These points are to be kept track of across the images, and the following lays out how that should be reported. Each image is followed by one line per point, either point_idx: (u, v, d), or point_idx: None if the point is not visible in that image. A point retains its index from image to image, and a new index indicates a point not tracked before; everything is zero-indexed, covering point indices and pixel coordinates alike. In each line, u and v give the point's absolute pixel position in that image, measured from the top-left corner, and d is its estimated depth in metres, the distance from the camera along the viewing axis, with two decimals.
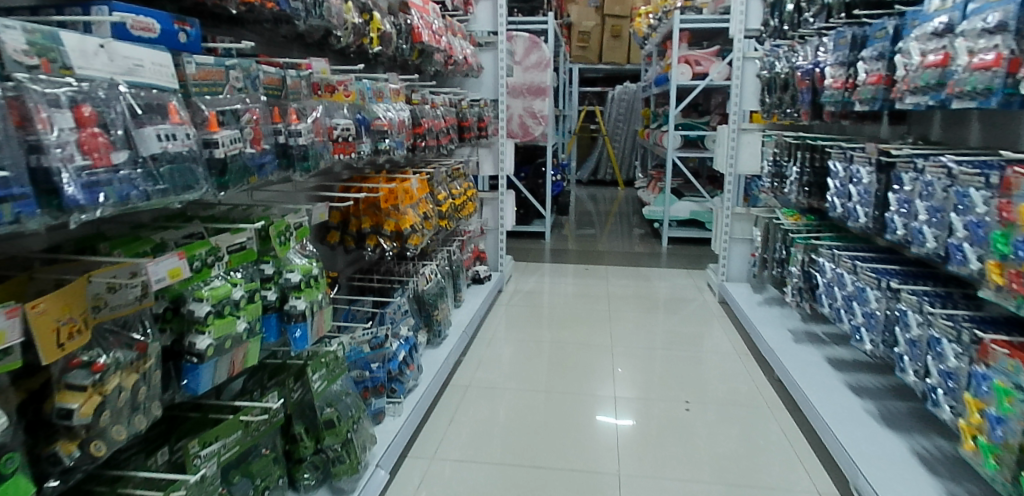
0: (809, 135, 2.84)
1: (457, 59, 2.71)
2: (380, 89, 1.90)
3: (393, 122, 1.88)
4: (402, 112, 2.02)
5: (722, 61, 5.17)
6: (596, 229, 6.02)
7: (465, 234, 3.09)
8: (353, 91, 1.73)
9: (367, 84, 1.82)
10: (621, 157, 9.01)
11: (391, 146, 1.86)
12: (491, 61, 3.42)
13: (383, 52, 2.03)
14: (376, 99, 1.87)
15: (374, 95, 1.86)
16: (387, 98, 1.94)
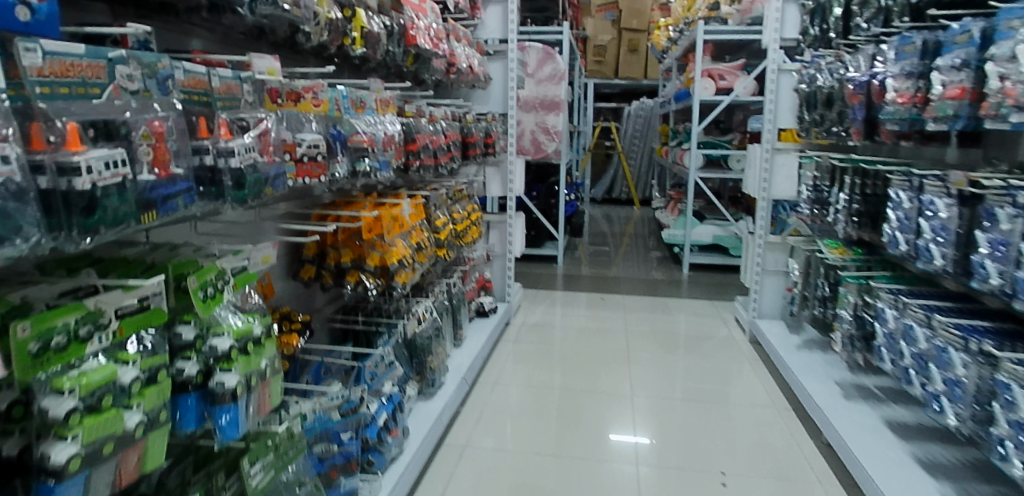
0: (857, 157, 2.50)
1: (461, 67, 2.42)
2: (362, 99, 1.60)
3: (376, 138, 1.57)
4: (391, 126, 1.72)
5: (748, 75, 4.87)
6: (611, 252, 5.69)
7: (468, 262, 2.77)
8: (326, 100, 1.43)
9: (346, 92, 1.52)
10: (637, 175, 8.71)
11: (374, 167, 1.55)
12: (500, 71, 3.13)
13: (370, 55, 1.74)
14: (357, 111, 1.56)
15: (354, 105, 1.56)
16: (371, 110, 1.64)
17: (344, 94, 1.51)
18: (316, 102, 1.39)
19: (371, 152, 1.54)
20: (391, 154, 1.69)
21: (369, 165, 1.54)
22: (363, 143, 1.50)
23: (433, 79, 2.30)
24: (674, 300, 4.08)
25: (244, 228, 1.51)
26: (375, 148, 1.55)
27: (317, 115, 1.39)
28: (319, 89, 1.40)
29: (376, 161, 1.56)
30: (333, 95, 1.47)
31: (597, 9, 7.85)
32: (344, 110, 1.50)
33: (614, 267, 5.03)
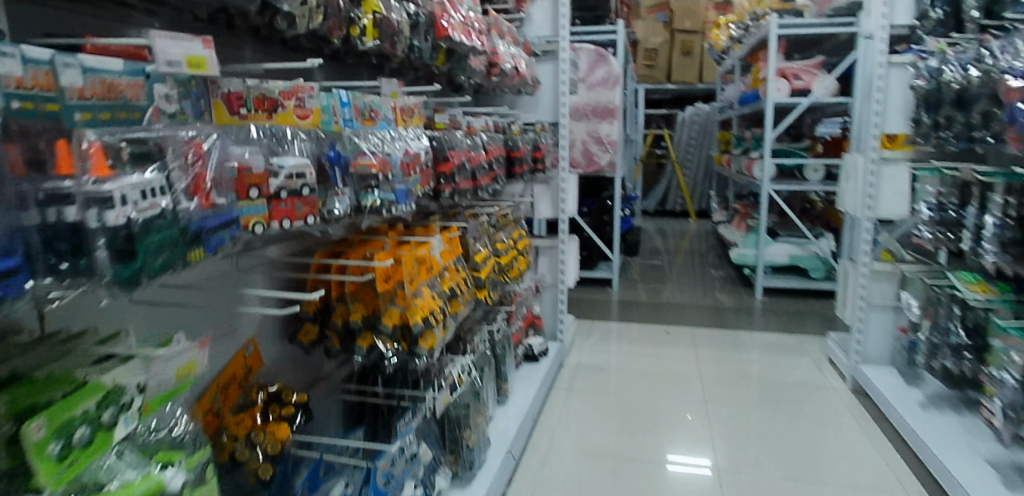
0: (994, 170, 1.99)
1: (505, 69, 2.01)
2: (373, 108, 1.20)
3: (392, 159, 1.16)
4: (413, 143, 1.31)
5: (828, 74, 4.34)
6: (668, 272, 5.18)
7: (515, 299, 2.34)
8: (317, 108, 1.03)
9: (350, 97, 1.12)
10: (693, 186, 8.15)
11: (389, 199, 1.14)
12: (550, 74, 2.71)
13: (387, 51, 1.34)
14: (365, 123, 1.16)
15: (361, 117, 1.16)
16: (385, 122, 1.24)
17: (345, 99, 1.11)
18: (304, 113, 0.99)
19: (384, 179, 1.13)
20: (413, 180, 1.27)
21: (384, 197, 1.13)
22: (373, 167, 1.09)
23: (470, 83, 1.90)
24: (748, 333, 3.56)
25: (217, 284, 1.13)
26: (390, 175, 1.14)
27: (304, 129, 0.99)
28: (308, 94, 1.00)
29: (391, 191, 1.15)
30: (330, 101, 1.07)
31: (648, 10, 7.36)
32: (344, 123, 1.10)
33: (675, 291, 4.53)
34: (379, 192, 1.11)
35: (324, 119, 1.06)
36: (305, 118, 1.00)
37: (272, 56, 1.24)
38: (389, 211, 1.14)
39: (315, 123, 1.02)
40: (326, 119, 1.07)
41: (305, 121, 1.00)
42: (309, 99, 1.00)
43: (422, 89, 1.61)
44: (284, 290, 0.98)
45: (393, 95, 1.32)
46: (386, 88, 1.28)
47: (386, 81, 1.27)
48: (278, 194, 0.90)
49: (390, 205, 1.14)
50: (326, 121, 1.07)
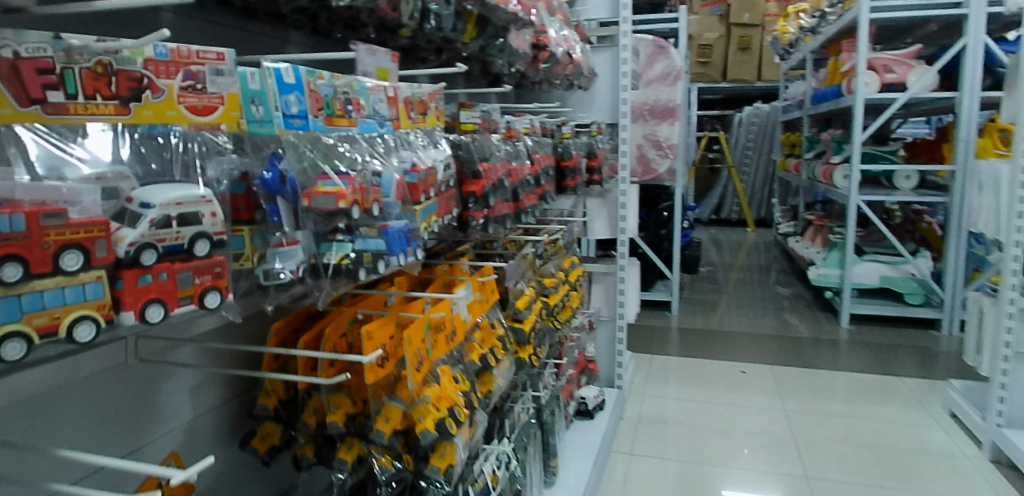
0: None
1: (555, 56, 1.55)
2: (353, 97, 0.71)
3: (383, 180, 0.71)
4: (416, 159, 0.89)
5: (927, 66, 3.68)
6: (732, 291, 4.60)
7: (567, 342, 1.87)
8: (234, 96, 0.56)
9: (307, 76, 0.63)
10: (751, 193, 7.47)
11: (377, 252, 0.66)
12: (609, 64, 2.24)
13: (385, 15, 0.92)
14: (334, 123, 0.67)
15: (330, 112, 0.66)
16: (372, 121, 0.76)
17: (298, 79, 0.62)
18: (208, 106, 0.53)
19: (368, 216, 0.67)
20: (421, 209, 0.83)
21: (366, 248, 0.65)
22: (348, 197, 0.62)
23: (511, 71, 1.45)
24: (839, 373, 3.00)
25: (100, 385, 0.75)
26: (377, 209, 0.68)
27: (210, 141, 0.61)
28: (209, 66, 0.53)
29: (380, 235, 0.66)
30: (266, 83, 0.59)
31: (702, 2, 6.73)
32: (292, 125, 0.61)
33: (741, 315, 3.98)
34: (358, 239, 0.65)
35: (251, 114, 0.60)
36: (212, 112, 0.54)
37: (210, 20, 0.87)
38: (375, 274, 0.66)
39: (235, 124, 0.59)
40: (253, 112, 0.60)
41: (207, 119, 0.53)
42: (213, 76, 0.53)
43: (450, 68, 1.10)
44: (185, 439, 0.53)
45: (381, 75, 0.84)
46: (364, 60, 0.80)
47: (362, 50, 0.78)
48: (136, 259, 0.47)
49: (378, 263, 0.66)
50: (257, 118, 0.60)
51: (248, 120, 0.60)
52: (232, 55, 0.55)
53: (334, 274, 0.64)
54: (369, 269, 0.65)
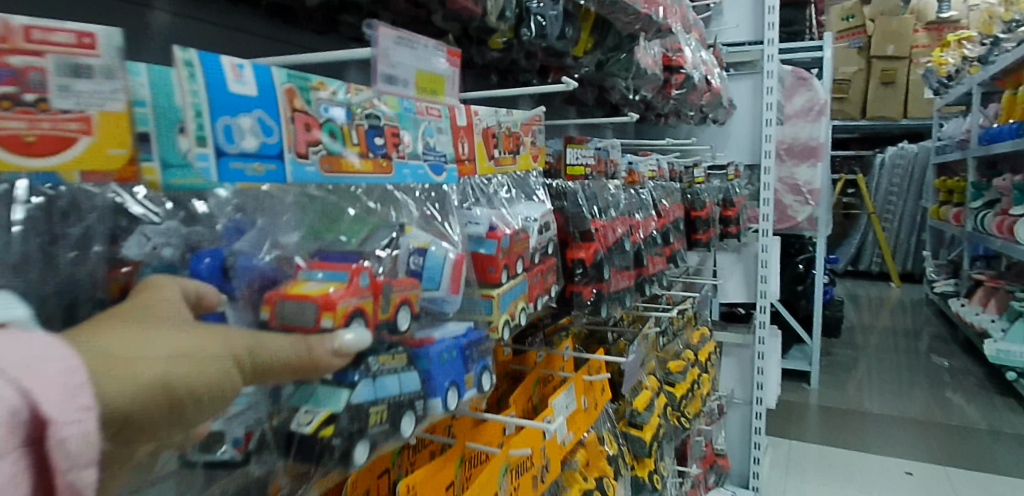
0: None
1: (690, 81, 1.22)
2: (385, 123, 0.45)
3: (427, 265, 0.48)
4: (502, 219, 0.61)
5: None
6: (884, 359, 3.88)
7: (696, 437, 1.48)
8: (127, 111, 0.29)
9: (285, 87, 0.37)
10: (895, 244, 6.07)
11: (404, 399, 0.43)
12: (750, 96, 1.88)
13: (471, 18, 0.65)
14: (343, 169, 0.41)
15: (334, 149, 0.40)
16: (422, 168, 0.49)
17: (264, 92, 0.35)
18: (54, 136, 0.27)
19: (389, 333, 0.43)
20: (499, 295, 0.57)
21: (382, 398, 0.41)
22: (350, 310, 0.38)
23: (635, 98, 1.15)
24: None
25: None
26: (405, 316, 0.44)
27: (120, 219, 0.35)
28: (57, 56, 0.26)
29: (413, 368, 0.45)
30: (188, 98, 0.31)
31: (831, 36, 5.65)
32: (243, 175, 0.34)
33: (889, 393, 3.24)
34: (375, 378, 0.41)
35: (175, 153, 0.32)
36: (64, 149, 0.27)
37: (271, 35, 0.65)
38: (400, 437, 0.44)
39: (150, 174, 0.31)
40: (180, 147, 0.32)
41: (44, 161, 0.27)
42: (64, 77, 0.26)
43: (556, 86, 0.78)
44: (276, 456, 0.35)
45: (423, 89, 0.48)
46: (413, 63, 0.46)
47: (387, 39, 0.43)
48: None
49: (401, 418, 0.43)
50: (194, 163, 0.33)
51: (170, 162, 0.32)
52: (117, 36, 0.28)
53: (305, 454, 0.38)
54: (382, 431, 0.42)
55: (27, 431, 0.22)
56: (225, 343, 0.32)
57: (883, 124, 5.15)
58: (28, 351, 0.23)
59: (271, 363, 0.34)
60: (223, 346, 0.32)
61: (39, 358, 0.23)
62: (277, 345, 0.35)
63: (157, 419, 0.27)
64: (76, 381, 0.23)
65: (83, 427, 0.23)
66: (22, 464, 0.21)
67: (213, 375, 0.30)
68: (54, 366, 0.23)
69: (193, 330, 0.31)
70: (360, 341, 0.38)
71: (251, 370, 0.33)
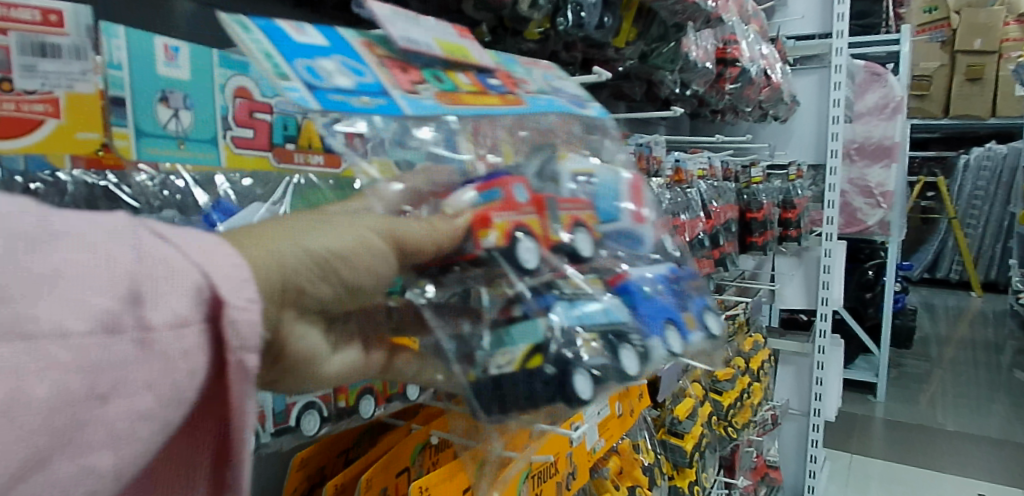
0: None
1: (745, 77, 1.15)
2: (497, 69, 0.47)
3: (602, 198, 0.46)
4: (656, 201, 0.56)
5: None
6: (961, 373, 3.60)
7: (746, 451, 1.40)
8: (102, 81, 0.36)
9: (241, 78, 0.42)
10: (979, 251, 5.62)
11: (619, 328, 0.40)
12: (815, 92, 1.77)
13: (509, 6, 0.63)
14: (463, 100, 0.40)
15: (446, 86, 0.41)
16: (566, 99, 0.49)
17: (336, 43, 0.38)
18: (23, 119, 0.33)
19: (570, 256, 0.40)
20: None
21: (590, 324, 0.39)
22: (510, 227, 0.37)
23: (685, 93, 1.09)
24: None
25: None
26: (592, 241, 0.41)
27: (123, 209, 0.35)
28: (21, 35, 0.32)
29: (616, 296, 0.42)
30: (244, 35, 0.33)
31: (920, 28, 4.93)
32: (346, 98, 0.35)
33: (967, 409, 3.00)
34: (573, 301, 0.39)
35: (152, 125, 0.38)
36: (36, 129, 0.33)
37: (304, 27, 0.65)
38: (627, 376, 0.40)
39: (122, 139, 0.37)
40: (159, 118, 0.38)
41: (16, 141, 0.33)
42: (33, 57, 0.33)
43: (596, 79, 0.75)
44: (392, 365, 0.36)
45: (456, 54, 0.44)
46: (418, 43, 0.41)
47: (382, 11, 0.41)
48: None
49: (619, 350, 0.40)
50: (178, 135, 0.39)
51: (146, 131, 0.38)
52: (84, 15, 0.34)
53: (524, 390, 0.37)
54: (606, 365, 0.39)
55: (210, 306, 0.19)
56: (368, 222, 0.28)
57: (967, 122, 4.72)
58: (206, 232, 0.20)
59: (415, 240, 0.31)
60: (365, 226, 0.28)
61: (204, 241, 0.20)
62: (417, 230, 0.31)
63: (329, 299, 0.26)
64: (242, 272, 0.20)
65: (254, 315, 0.20)
66: (204, 338, 0.19)
67: (353, 240, 0.26)
68: (222, 255, 0.20)
69: (331, 215, 0.28)
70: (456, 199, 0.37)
71: (401, 249, 0.30)
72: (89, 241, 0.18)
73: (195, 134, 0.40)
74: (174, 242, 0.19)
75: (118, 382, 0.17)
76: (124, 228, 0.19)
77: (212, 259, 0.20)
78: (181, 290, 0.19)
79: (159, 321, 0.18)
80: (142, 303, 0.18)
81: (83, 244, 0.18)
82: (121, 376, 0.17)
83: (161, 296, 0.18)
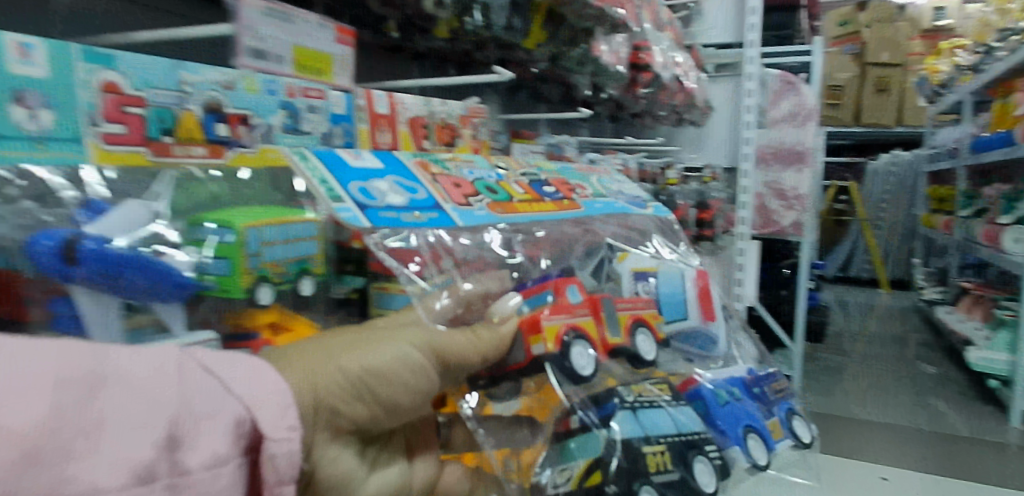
0: None
1: (656, 81, 1.20)
2: (543, 182, 0.76)
3: (665, 299, 0.78)
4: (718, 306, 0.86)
5: None
6: (871, 366, 3.83)
7: None
8: None
9: (107, 72, 0.41)
10: (888, 251, 5.99)
11: (689, 438, 0.61)
12: (730, 98, 1.85)
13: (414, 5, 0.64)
14: (514, 208, 0.66)
15: (499, 196, 0.66)
16: (623, 201, 0.86)
17: (390, 165, 0.58)
18: None
19: (625, 357, 0.65)
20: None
21: (651, 435, 0.58)
22: (558, 332, 0.58)
23: (599, 95, 1.13)
24: None
25: None
26: (646, 338, 0.70)
27: None
28: None
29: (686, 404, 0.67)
30: (310, 176, 0.49)
31: None
32: (396, 216, 0.53)
33: (874, 400, 3.20)
34: (633, 410, 0.59)
35: (7, 125, 0.36)
36: None
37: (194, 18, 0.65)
38: (704, 487, 0.60)
39: None
40: (15, 118, 0.36)
41: None
42: None
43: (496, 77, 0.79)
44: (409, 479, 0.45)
45: (306, 66, 0.56)
46: (262, 61, 0.52)
47: (252, 12, 0.51)
48: None
49: (691, 459, 0.60)
50: (36, 134, 0.37)
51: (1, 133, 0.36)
52: None
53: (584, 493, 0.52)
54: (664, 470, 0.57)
55: (242, 442, 0.33)
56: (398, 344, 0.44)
57: (876, 130, 5.09)
58: (244, 371, 0.35)
59: (443, 350, 0.47)
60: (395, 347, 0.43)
61: (251, 380, 0.35)
62: (444, 342, 0.48)
63: (353, 405, 0.39)
64: (282, 404, 0.35)
65: (286, 442, 0.34)
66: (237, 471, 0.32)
67: (383, 363, 0.41)
68: (273, 390, 0.35)
69: (379, 339, 0.44)
70: (500, 310, 0.56)
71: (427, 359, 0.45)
72: (150, 396, 0.30)
73: (58, 133, 0.38)
74: (228, 390, 0.33)
75: None
76: (173, 380, 0.31)
77: (266, 389, 0.35)
78: (223, 431, 0.32)
79: (196, 462, 0.30)
80: (175, 449, 0.29)
81: (150, 400, 0.30)
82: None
83: (191, 442, 0.30)
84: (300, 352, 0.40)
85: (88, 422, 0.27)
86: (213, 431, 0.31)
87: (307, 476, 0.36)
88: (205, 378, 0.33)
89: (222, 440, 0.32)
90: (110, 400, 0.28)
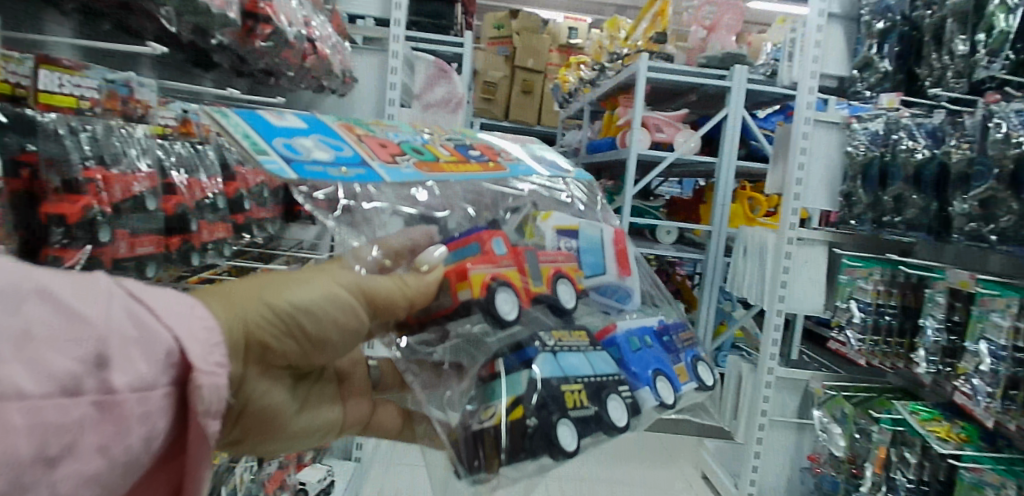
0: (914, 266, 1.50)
1: (280, 37, 1.10)
2: (471, 142, 0.68)
3: (581, 247, 0.72)
4: (637, 259, 0.81)
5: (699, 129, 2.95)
6: None
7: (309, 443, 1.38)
8: None
9: None
10: None
11: (601, 379, 0.62)
12: (374, 72, 1.84)
13: None
14: (439, 169, 0.59)
15: (424, 156, 0.60)
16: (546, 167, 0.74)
17: (317, 128, 0.56)
18: None
19: (548, 307, 0.65)
20: None
21: (569, 375, 0.60)
22: (484, 279, 0.59)
23: (212, 42, 0.99)
24: None
25: None
26: (568, 289, 0.67)
27: None
28: None
29: (602, 349, 0.66)
30: (234, 129, 0.49)
31: (490, 41, 5.72)
32: (323, 170, 0.50)
33: None
34: (553, 353, 0.61)
35: None
36: None
37: None
38: (615, 423, 0.60)
39: None
40: None
41: None
42: None
43: None
44: (317, 398, 0.55)
45: None
46: None
47: None
48: None
49: (603, 400, 0.61)
50: None
51: None
52: None
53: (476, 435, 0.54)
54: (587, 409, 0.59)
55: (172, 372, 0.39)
56: (338, 284, 0.49)
57: (519, 128, 5.80)
58: (181, 306, 0.41)
59: (380, 292, 0.51)
60: (336, 286, 0.49)
61: (187, 308, 0.42)
62: (382, 282, 0.52)
63: (276, 335, 0.46)
64: (211, 340, 0.41)
65: (213, 377, 0.40)
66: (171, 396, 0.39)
67: (315, 301, 0.47)
68: (202, 325, 0.41)
69: (322, 277, 0.50)
70: (429, 256, 0.58)
71: (367, 297, 0.50)
72: (83, 310, 0.35)
73: None
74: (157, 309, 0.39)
75: (69, 442, 0.34)
76: (109, 295, 0.37)
77: (195, 319, 0.41)
78: (158, 357, 0.38)
79: (123, 384, 0.36)
80: (107, 368, 0.36)
81: (77, 313, 0.35)
82: (79, 432, 0.34)
83: (120, 363, 0.36)
84: (242, 284, 0.48)
85: (14, 331, 0.33)
86: (146, 353, 0.38)
87: (245, 395, 0.47)
88: (134, 304, 0.38)
89: (151, 366, 0.38)
90: (34, 312, 0.34)
